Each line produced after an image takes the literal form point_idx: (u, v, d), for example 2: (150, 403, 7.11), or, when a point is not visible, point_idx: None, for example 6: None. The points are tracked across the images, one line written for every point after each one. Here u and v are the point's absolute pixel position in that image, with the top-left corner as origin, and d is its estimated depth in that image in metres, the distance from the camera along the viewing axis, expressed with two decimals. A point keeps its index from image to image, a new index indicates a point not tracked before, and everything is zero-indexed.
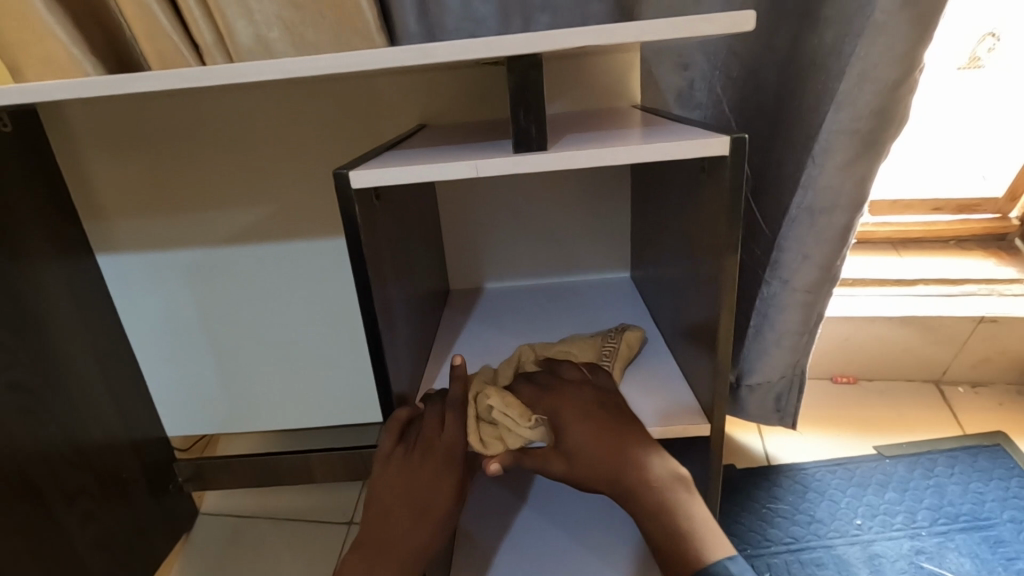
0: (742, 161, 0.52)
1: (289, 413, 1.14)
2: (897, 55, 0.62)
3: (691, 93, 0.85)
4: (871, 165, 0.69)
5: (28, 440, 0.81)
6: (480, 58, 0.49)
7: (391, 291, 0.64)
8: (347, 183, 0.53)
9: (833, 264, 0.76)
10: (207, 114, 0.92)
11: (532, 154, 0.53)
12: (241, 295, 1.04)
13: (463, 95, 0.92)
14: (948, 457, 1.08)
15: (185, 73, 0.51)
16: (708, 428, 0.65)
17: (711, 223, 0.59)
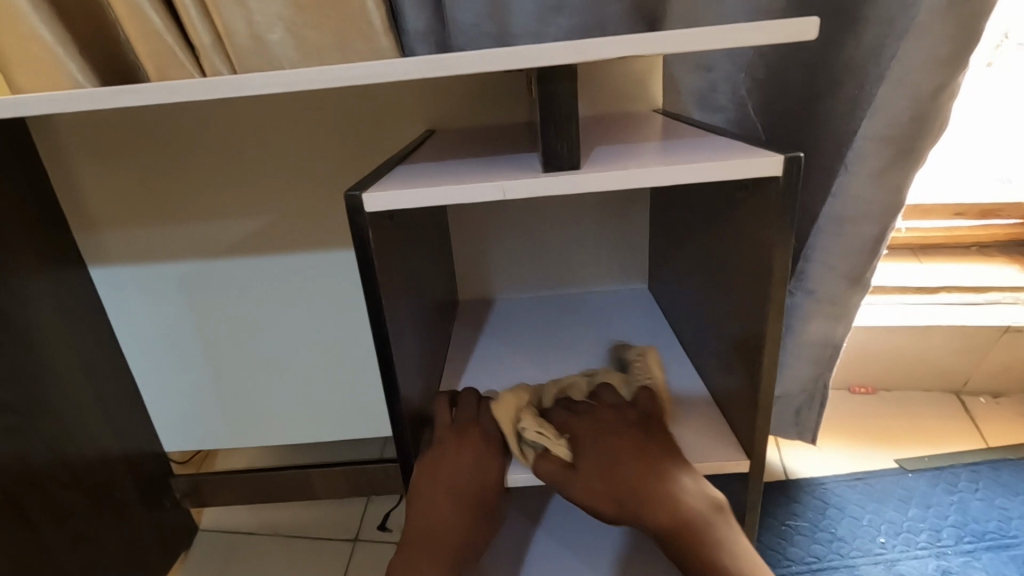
0: (794, 180, 0.49)
1: (289, 427, 1.10)
2: (941, 58, 0.59)
3: (713, 95, 0.75)
4: (907, 172, 0.65)
5: (16, 461, 0.77)
6: (504, 64, 0.45)
7: (401, 312, 0.60)
8: (360, 207, 0.49)
9: (862, 275, 0.72)
10: (203, 121, 0.88)
11: (565, 174, 0.49)
12: (239, 308, 1.00)
13: (475, 100, 0.88)
14: (971, 471, 1.04)
15: (171, 87, 0.49)
16: (748, 463, 0.60)
17: (750, 244, 0.55)
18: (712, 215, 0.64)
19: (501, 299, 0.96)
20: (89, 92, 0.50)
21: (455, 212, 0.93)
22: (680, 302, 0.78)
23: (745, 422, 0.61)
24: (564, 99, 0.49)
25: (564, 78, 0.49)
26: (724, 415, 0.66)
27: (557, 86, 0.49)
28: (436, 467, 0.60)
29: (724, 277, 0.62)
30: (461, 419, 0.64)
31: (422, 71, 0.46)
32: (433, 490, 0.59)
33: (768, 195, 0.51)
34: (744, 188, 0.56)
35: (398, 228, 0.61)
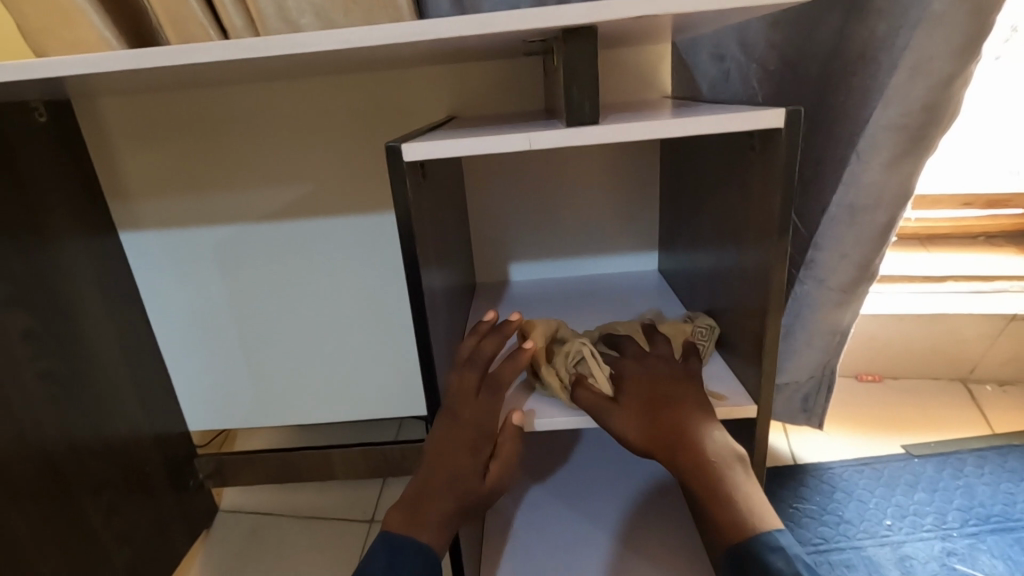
0: (797, 133, 0.50)
1: (310, 405, 1.12)
2: (955, 46, 0.60)
3: (726, 84, 0.83)
4: (916, 161, 0.67)
5: (57, 430, 0.80)
6: (531, 26, 0.47)
7: (433, 281, 0.62)
8: (399, 157, 0.50)
9: (870, 262, 0.73)
10: (238, 97, 0.91)
11: (587, 128, 0.49)
12: (267, 284, 1.03)
13: (496, 86, 0.90)
14: (977, 457, 1.06)
15: (246, 45, 0.51)
16: (754, 409, 0.62)
17: (759, 208, 0.56)
18: (721, 196, 0.66)
19: (515, 282, 0.98)
20: (170, 48, 0.52)
21: (472, 198, 0.94)
22: (691, 285, 0.80)
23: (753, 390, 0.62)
24: (588, 61, 0.49)
25: (587, 37, 0.48)
26: (732, 372, 0.68)
27: (586, 46, 0.49)
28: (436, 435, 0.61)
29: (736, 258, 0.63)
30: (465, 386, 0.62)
31: (459, 31, 0.48)
32: (435, 455, 0.60)
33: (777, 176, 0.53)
34: (753, 147, 0.57)
35: (430, 189, 0.62)
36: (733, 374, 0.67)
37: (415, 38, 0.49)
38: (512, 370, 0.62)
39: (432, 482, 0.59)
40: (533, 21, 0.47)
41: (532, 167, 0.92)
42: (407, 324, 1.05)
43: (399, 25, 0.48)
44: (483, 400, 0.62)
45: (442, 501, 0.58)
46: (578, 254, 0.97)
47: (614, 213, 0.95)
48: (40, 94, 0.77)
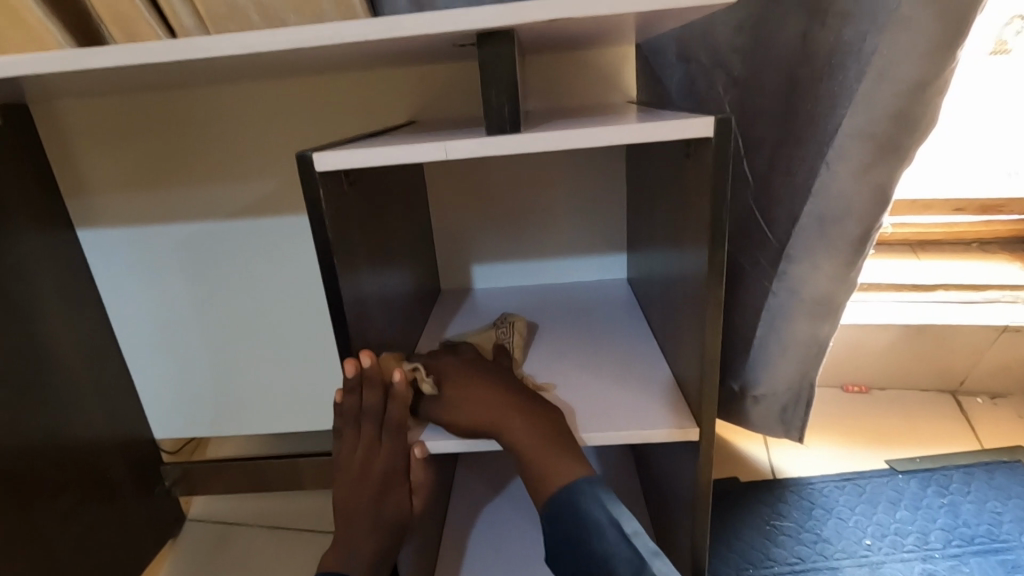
0: (727, 142, 0.46)
1: (273, 414, 1.08)
2: (924, 49, 0.55)
3: (696, 86, 0.80)
4: (890, 169, 0.62)
5: (8, 437, 0.78)
6: (444, 27, 0.44)
7: (365, 291, 0.59)
8: (311, 168, 0.47)
9: (847, 273, 0.69)
10: (197, 95, 0.88)
11: (506, 135, 0.45)
12: (228, 287, 0.99)
13: (459, 87, 0.87)
14: (964, 473, 1.02)
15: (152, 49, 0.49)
16: (696, 432, 0.59)
17: (699, 219, 0.52)
18: (667, 200, 0.63)
19: (479, 290, 0.95)
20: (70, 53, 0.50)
21: (435, 204, 0.92)
22: (650, 294, 0.76)
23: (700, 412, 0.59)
24: (507, 64, 0.47)
25: (506, 41, 0.46)
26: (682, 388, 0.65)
27: (499, 52, 0.46)
28: (344, 484, 0.59)
29: (683, 271, 0.60)
30: (364, 435, 0.58)
31: (366, 33, 0.45)
32: (352, 511, 0.59)
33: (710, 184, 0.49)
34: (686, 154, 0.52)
35: (361, 195, 0.58)
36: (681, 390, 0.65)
37: (326, 42, 0.46)
38: (400, 407, 0.57)
39: (355, 538, 0.59)
40: (450, 20, 0.44)
41: (496, 171, 0.89)
42: None
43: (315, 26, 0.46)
44: (386, 447, 0.58)
45: (372, 548, 0.59)
46: (544, 261, 0.94)
47: (580, 220, 0.92)
48: None
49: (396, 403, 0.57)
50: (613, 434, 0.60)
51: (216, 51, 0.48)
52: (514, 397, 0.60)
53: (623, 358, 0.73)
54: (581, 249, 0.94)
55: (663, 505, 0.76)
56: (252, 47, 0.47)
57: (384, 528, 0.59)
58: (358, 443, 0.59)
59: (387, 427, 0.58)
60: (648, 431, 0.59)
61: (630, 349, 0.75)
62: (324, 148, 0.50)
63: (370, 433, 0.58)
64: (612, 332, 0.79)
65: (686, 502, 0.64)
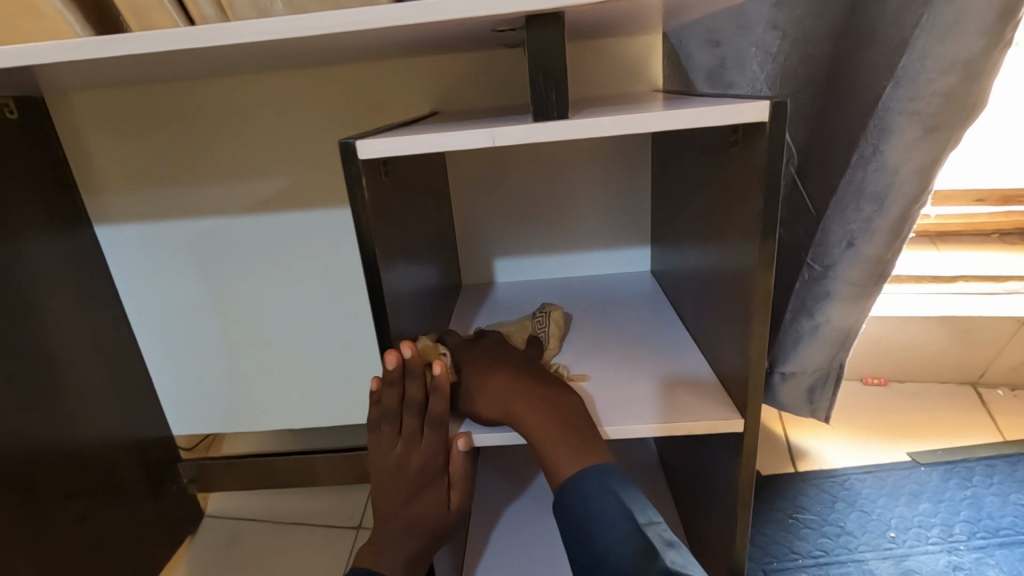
0: (782, 128, 0.45)
1: (290, 409, 1.07)
2: (978, 28, 0.56)
3: (722, 71, 0.77)
4: (935, 150, 0.62)
5: (26, 433, 0.78)
6: (493, 10, 0.43)
7: (397, 279, 0.58)
8: (354, 156, 0.46)
9: (885, 254, 0.67)
10: (215, 86, 0.87)
11: (553, 122, 0.45)
12: (246, 282, 0.98)
13: (482, 77, 0.86)
14: (987, 465, 1.02)
15: (188, 32, 0.48)
16: (741, 423, 0.58)
17: (745, 208, 0.52)
18: (704, 190, 0.62)
19: (501, 283, 0.95)
20: (104, 37, 0.49)
21: (457, 196, 0.91)
22: (680, 284, 0.76)
23: (740, 402, 0.58)
24: (556, 49, 0.45)
25: (554, 24, 0.45)
26: (719, 378, 0.64)
27: (547, 37, 0.45)
28: (384, 477, 0.59)
29: (722, 260, 0.59)
30: (405, 431, 0.58)
31: (409, 17, 0.44)
32: (389, 503, 0.59)
33: (754, 171, 0.48)
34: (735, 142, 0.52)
35: (393, 186, 0.57)
36: (719, 381, 0.64)
37: (369, 26, 0.45)
38: (440, 402, 0.56)
39: (391, 527, 0.60)
40: (496, 3, 0.43)
41: (518, 162, 0.88)
42: None
43: (356, 9, 0.45)
44: (427, 441, 0.57)
45: (406, 540, 0.59)
46: (567, 254, 0.93)
47: (603, 212, 0.91)
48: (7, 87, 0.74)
49: (436, 398, 0.56)
50: (643, 426, 0.59)
51: (254, 37, 0.47)
52: (536, 392, 0.59)
53: (656, 350, 0.72)
54: (604, 241, 0.93)
55: (694, 498, 0.75)
56: (292, 32, 0.46)
57: (420, 522, 0.59)
58: (398, 436, 0.58)
59: (428, 420, 0.57)
60: (673, 422, 0.59)
61: (662, 342, 0.74)
62: (364, 136, 0.50)
63: (409, 428, 0.58)
64: (641, 324, 0.78)
65: (725, 494, 0.64)
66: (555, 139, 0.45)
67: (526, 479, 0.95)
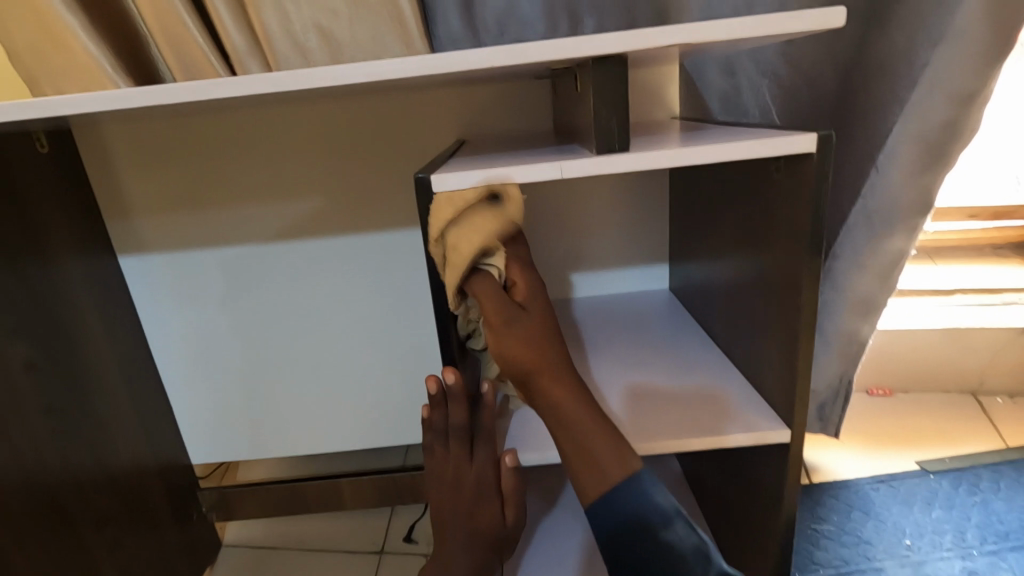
0: (829, 157, 0.48)
1: (312, 432, 1.07)
2: (975, 65, 0.59)
3: (738, 100, 0.81)
4: (931, 176, 0.66)
5: (61, 463, 0.77)
6: (557, 54, 0.46)
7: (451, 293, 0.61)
8: (428, 188, 0.50)
9: (889, 273, 0.72)
10: (243, 117, 0.88)
11: (616, 154, 0.48)
12: (270, 308, 0.99)
13: (506, 106, 0.89)
14: (993, 471, 1.05)
15: (272, 78, 0.49)
16: (788, 432, 0.60)
17: (788, 230, 0.55)
18: (739, 211, 0.65)
19: None
20: (189, 84, 0.50)
21: None
22: (708, 302, 0.79)
23: (784, 412, 0.61)
24: (615, 87, 0.48)
25: (614, 65, 0.48)
26: (758, 392, 0.66)
27: (608, 79, 0.48)
28: (443, 495, 0.62)
29: (759, 278, 0.62)
30: (456, 450, 0.61)
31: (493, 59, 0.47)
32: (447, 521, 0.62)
33: (800, 195, 0.52)
34: (777, 168, 0.56)
35: None
36: (758, 394, 0.67)
37: (444, 68, 0.48)
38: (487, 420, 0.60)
39: (451, 545, 0.62)
40: (562, 45, 0.46)
41: (541, 186, 0.91)
42: (422, 349, 1.02)
43: (435, 53, 0.47)
44: (478, 459, 0.60)
45: (467, 556, 0.61)
46: (588, 272, 0.96)
47: (623, 233, 0.94)
48: (45, 122, 0.75)
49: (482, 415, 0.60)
50: (641, 442, 0.62)
51: (339, 78, 0.49)
52: (565, 370, 0.56)
53: (683, 363, 0.75)
54: (624, 260, 0.95)
55: (728, 509, 0.77)
56: (373, 73, 0.48)
57: (479, 537, 0.62)
58: (449, 455, 0.62)
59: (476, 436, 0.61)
60: (662, 441, 0.62)
61: (697, 355, 0.76)
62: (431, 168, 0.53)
63: (458, 446, 0.61)
64: (670, 341, 0.81)
65: (766, 506, 0.66)
66: (614, 170, 0.48)
67: (554, 492, 0.96)
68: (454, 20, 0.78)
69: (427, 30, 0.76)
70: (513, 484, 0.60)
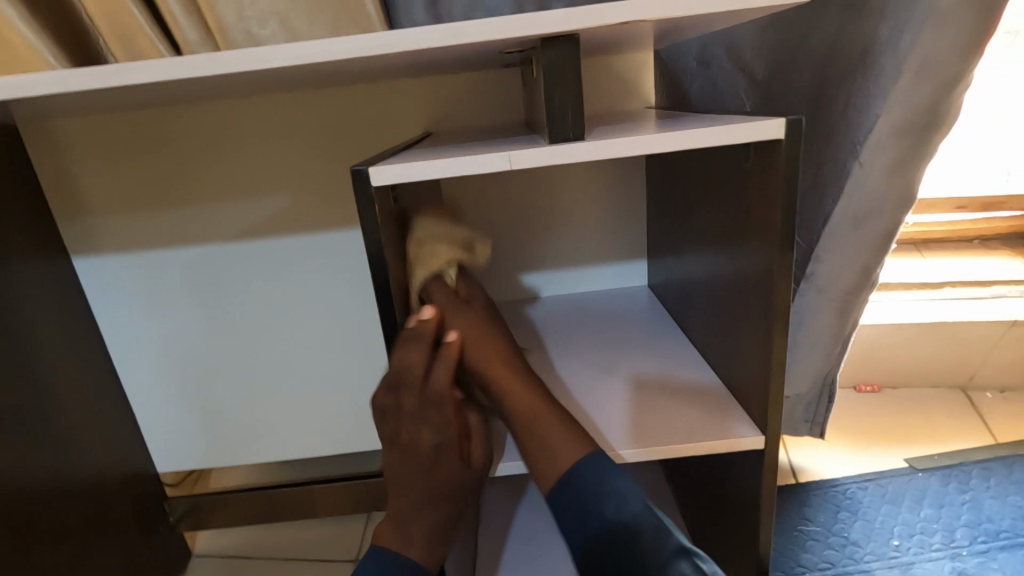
0: (799, 144, 0.46)
1: (282, 439, 1.04)
2: (956, 49, 0.56)
3: (716, 91, 0.79)
4: (914, 167, 0.63)
5: (12, 477, 0.73)
6: (503, 33, 0.42)
7: (403, 293, 0.58)
8: (367, 183, 0.45)
9: (871, 268, 0.70)
10: (199, 110, 0.85)
11: (570, 144, 0.45)
12: (234, 310, 0.95)
13: (475, 97, 0.85)
14: (983, 468, 1.03)
15: (190, 61, 0.45)
16: (763, 440, 0.57)
17: (761, 223, 0.51)
18: (714, 203, 0.62)
19: (499, 302, 0.93)
20: (99, 67, 0.46)
21: None
22: (685, 299, 0.75)
23: (760, 413, 0.58)
24: (572, 72, 0.45)
25: (567, 44, 0.44)
26: (735, 393, 0.63)
27: (561, 63, 0.44)
28: (395, 456, 0.56)
29: (734, 274, 0.59)
30: (410, 406, 0.55)
31: (429, 41, 0.42)
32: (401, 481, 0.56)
33: (772, 185, 0.49)
34: (749, 156, 0.52)
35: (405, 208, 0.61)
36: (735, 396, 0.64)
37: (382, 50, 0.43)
38: (444, 374, 0.54)
39: (406, 508, 0.56)
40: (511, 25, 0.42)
41: (513, 180, 0.88)
42: None
43: (365, 34, 0.43)
44: (435, 417, 0.55)
45: (424, 518, 0.56)
46: (564, 269, 0.93)
47: (600, 228, 0.91)
48: None
49: (439, 369, 0.54)
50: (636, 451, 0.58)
51: (265, 64, 0.45)
52: (515, 366, 0.60)
53: (659, 364, 0.72)
54: (600, 256, 0.92)
55: (708, 514, 0.74)
56: (302, 57, 0.44)
57: (437, 500, 0.56)
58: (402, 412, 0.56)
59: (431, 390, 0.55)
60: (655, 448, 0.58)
61: (672, 355, 0.73)
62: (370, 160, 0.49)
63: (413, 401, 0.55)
64: (646, 340, 0.78)
65: (745, 513, 0.63)
66: (570, 160, 0.45)
67: (531, 497, 0.93)
68: (417, 9, 0.74)
69: (388, 17, 0.72)
70: (481, 458, 0.57)
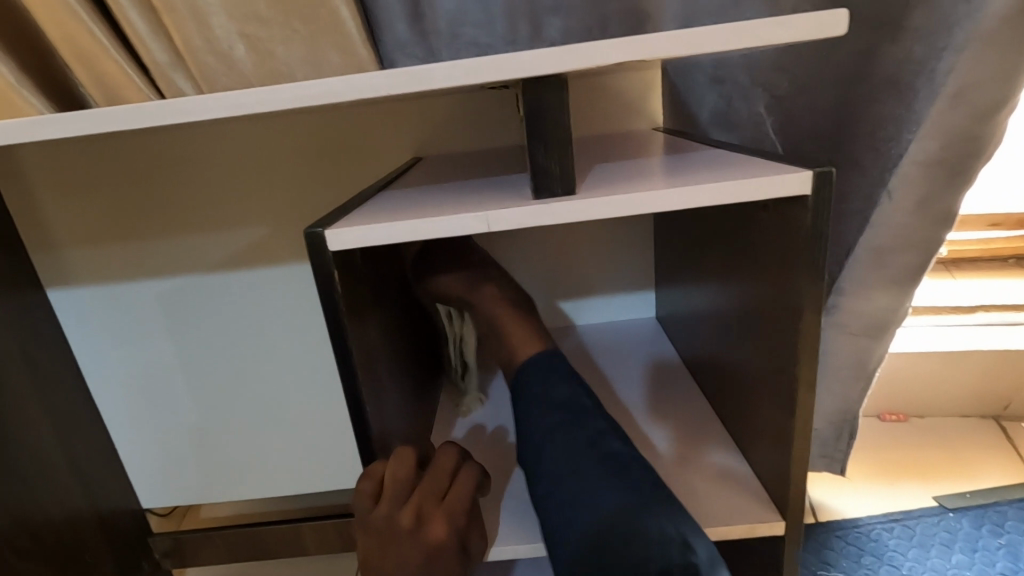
0: (825, 200, 0.40)
1: (270, 474, 0.99)
2: (1005, 72, 0.50)
3: (730, 111, 0.67)
4: (949, 197, 0.57)
5: None
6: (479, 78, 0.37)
7: (376, 355, 0.53)
8: (323, 246, 0.41)
9: (897, 307, 0.63)
10: (173, 136, 0.80)
11: (557, 201, 0.41)
12: (216, 342, 0.90)
13: (467, 119, 0.80)
14: (1019, 509, 0.95)
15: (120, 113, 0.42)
16: (783, 524, 0.51)
17: (781, 278, 0.45)
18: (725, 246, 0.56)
19: None
20: (20, 121, 0.43)
21: None
22: (695, 341, 0.69)
23: (778, 481, 0.52)
24: (560, 116, 0.40)
25: (554, 86, 0.39)
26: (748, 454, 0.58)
27: (544, 110, 0.40)
28: (387, 542, 0.48)
29: (748, 327, 0.53)
30: (422, 493, 0.50)
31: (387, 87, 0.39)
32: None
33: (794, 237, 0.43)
34: (765, 207, 0.47)
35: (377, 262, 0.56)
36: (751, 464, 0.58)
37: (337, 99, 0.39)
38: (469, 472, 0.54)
39: None
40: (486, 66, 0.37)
41: None
42: None
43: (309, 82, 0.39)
44: (449, 504, 0.51)
45: None
46: (564, 299, 0.87)
47: (602, 256, 0.85)
48: None
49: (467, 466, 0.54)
50: None
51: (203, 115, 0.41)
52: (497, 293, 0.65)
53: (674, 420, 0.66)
54: (602, 286, 0.86)
55: None
56: (240, 107, 0.40)
57: None
58: (409, 497, 0.50)
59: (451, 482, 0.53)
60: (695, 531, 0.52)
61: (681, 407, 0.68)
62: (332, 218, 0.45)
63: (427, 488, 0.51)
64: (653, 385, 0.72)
65: None
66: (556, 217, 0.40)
67: None
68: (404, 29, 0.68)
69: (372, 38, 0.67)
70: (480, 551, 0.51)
